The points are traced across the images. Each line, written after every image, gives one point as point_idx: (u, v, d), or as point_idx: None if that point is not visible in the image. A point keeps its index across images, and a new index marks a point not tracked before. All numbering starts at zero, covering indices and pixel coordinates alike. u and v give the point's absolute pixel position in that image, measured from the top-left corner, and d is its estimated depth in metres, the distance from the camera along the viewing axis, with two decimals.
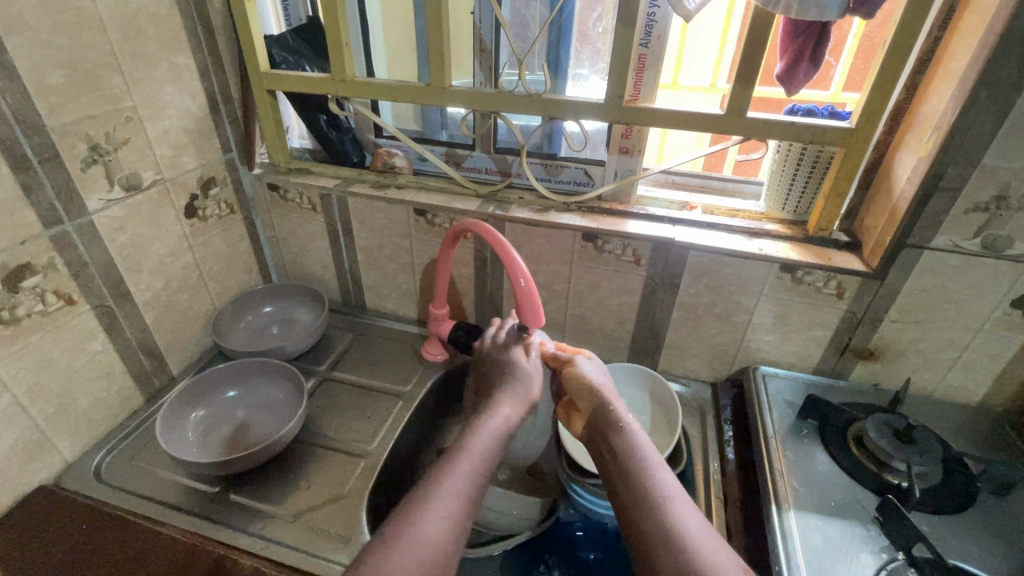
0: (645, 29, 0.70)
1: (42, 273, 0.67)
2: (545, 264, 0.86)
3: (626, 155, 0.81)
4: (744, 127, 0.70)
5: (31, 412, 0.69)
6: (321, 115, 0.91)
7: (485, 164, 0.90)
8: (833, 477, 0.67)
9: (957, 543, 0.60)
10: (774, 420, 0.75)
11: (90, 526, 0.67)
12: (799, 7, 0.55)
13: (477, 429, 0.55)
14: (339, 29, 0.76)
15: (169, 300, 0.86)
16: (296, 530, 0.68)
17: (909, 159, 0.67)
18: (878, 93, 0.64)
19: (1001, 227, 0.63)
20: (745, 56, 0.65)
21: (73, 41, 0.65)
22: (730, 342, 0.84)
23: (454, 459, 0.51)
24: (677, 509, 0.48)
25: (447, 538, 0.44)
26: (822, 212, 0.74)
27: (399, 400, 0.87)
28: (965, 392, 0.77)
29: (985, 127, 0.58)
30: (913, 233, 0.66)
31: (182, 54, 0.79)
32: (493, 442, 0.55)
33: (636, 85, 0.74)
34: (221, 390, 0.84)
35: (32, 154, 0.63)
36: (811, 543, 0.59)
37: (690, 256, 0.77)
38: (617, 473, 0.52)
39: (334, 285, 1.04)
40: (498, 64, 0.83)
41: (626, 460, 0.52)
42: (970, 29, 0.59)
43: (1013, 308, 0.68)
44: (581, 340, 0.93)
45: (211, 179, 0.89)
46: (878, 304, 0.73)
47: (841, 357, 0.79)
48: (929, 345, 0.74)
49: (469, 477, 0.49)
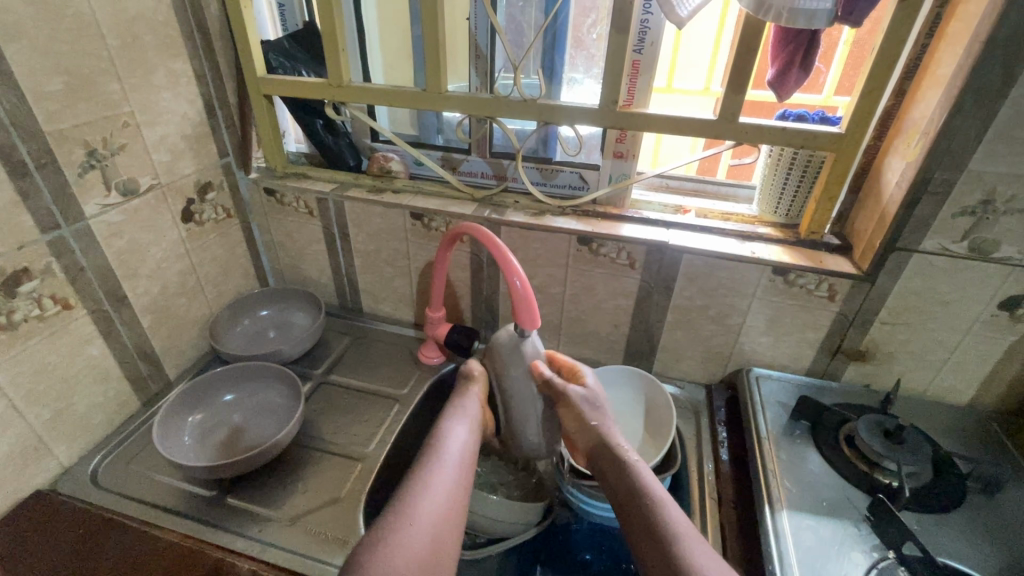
0: (639, 36, 0.71)
1: (38, 279, 0.67)
2: (540, 268, 0.87)
3: (621, 159, 0.82)
4: (736, 132, 0.71)
5: (27, 417, 0.69)
6: (318, 120, 0.91)
7: (481, 168, 0.91)
8: (825, 477, 0.68)
9: (947, 541, 0.61)
10: (767, 421, 0.76)
11: (88, 530, 0.67)
12: (789, 15, 0.56)
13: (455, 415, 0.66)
14: (335, 36, 0.77)
15: (166, 304, 0.86)
16: (293, 533, 0.68)
17: (897, 164, 0.68)
18: (867, 99, 0.65)
19: (987, 230, 0.64)
20: (736, 63, 0.66)
21: (71, 47, 0.65)
22: (724, 343, 0.85)
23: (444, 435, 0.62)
24: (682, 537, 0.51)
25: (448, 505, 0.54)
26: (814, 216, 0.75)
27: (395, 403, 0.88)
28: (956, 393, 0.78)
29: (971, 133, 0.59)
30: (901, 236, 0.67)
31: (179, 59, 0.80)
32: (470, 423, 0.66)
33: (630, 90, 0.75)
34: (217, 394, 0.85)
35: (29, 160, 0.63)
36: (803, 543, 0.60)
37: (684, 259, 0.78)
38: (628, 506, 0.55)
39: (331, 288, 1.05)
40: (494, 70, 0.83)
41: (632, 494, 0.56)
42: (955, 38, 0.60)
43: (1000, 309, 0.69)
44: (577, 343, 0.94)
45: (207, 184, 0.89)
46: (869, 306, 0.74)
47: (833, 359, 0.80)
48: (919, 347, 0.75)
49: (459, 448, 0.61)
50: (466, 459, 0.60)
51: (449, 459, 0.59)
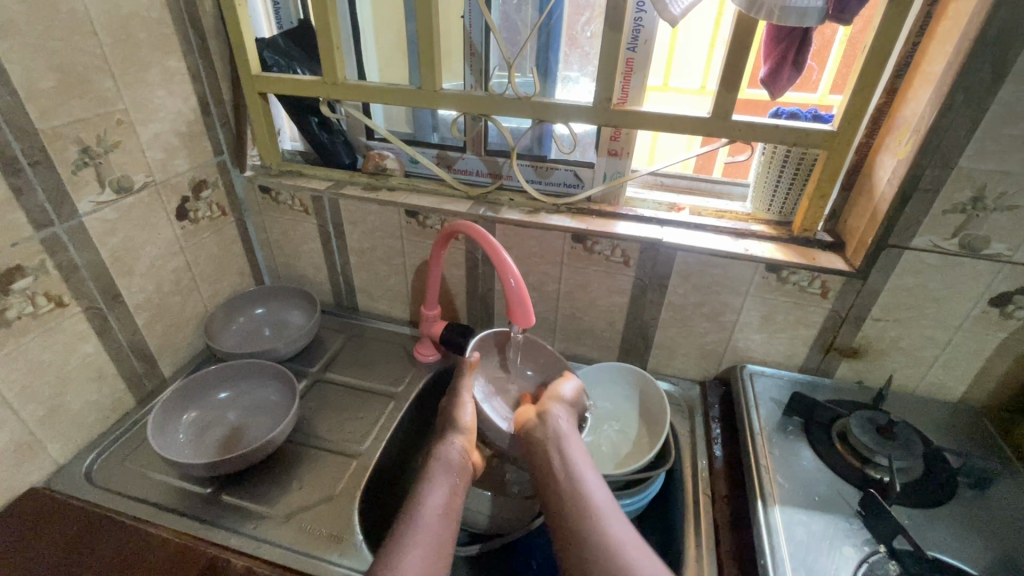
0: (633, 33, 0.71)
1: (32, 276, 0.67)
2: (535, 265, 0.87)
3: (615, 157, 0.82)
4: (730, 130, 0.71)
5: (21, 414, 0.69)
6: (313, 118, 0.91)
7: (475, 166, 0.91)
8: (817, 473, 0.68)
9: (936, 535, 0.61)
10: (761, 417, 0.76)
11: (82, 528, 0.67)
12: (781, 14, 0.56)
13: (434, 467, 0.62)
14: (330, 34, 0.77)
15: (161, 302, 0.86)
16: (288, 530, 0.68)
17: (889, 162, 0.68)
18: (858, 97, 0.65)
19: (977, 227, 0.65)
20: (729, 61, 0.67)
21: (65, 44, 0.65)
22: (718, 341, 0.85)
23: (423, 495, 0.58)
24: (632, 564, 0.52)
25: None
26: (807, 213, 0.76)
27: (391, 400, 0.88)
28: (947, 389, 0.79)
29: (961, 131, 0.60)
30: (893, 233, 0.68)
31: (174, 57, 0.80)
32: (451, 481, 0.60)
33: (624, 89, 0.75)
34: (212, 392, 0.85)
35: (24, 158, 0.63)
36: (794, 537, 0.61)
37: (677, 257, 0.79)
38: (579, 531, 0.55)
39: (326, 286, 1.05)
40: (488, 68, 0.83)
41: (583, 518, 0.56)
42: (945, 36, 0.61)
43: (990, 306, 0.70)
44: (572, 340, 0.94)
45: (202, 182, 0.89)
46: (860, 303, 0.74)
47: (826, 355, 0.81)
48: (910, 343, 0.76)
49: (438, 510, 0.57)
50: (444, 523, 0.56)
51: (430, 522, 0.55)
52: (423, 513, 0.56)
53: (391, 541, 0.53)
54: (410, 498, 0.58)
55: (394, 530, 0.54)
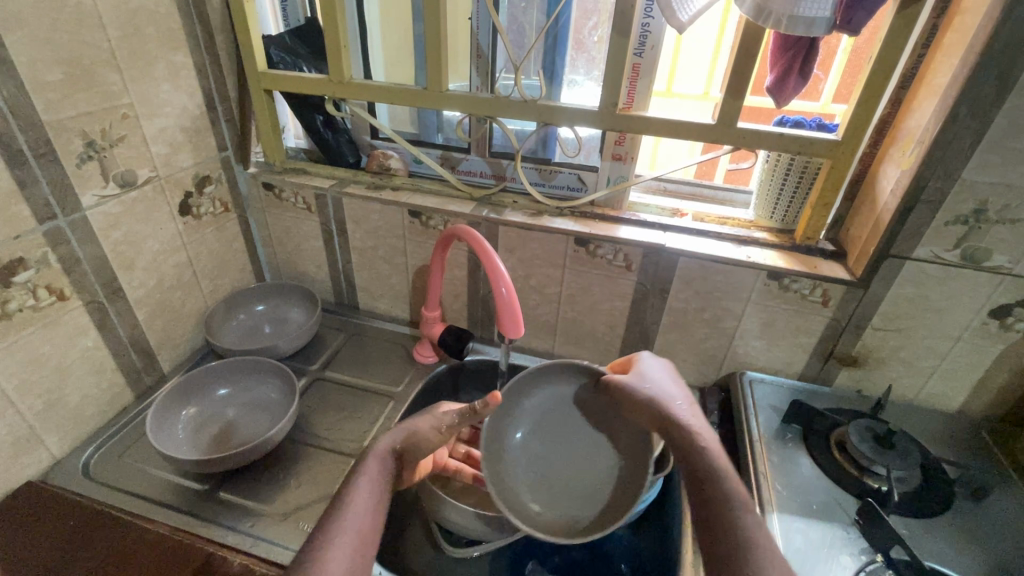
0: (640, 39, 0.72)
1: (34, 269, 0.67)
2: (536, 268, 0.87)
3: (619, 161, 0.82)
4: (734, 138, 0.71)
5: (19, 407, 0.69)
6: (318, 116, 0.91)
7: (480, 167, 0.91)
8: (815, 481, 0.69)
9: (933, 545, 0.62)
10: (760, 424, 0.76)
11: (78, 523, 0.66)
12: (789, 23, 0.56)
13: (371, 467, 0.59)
14: (338, 32, 0.77)
15: (161, 297, 0.86)
16: (285, 529, 0.68)
17: (892, 172, 0.68)
18: (863, 107, 0.65)
19: (979, 240, 0.65)
20: (736, 69, 0.67)
21: (71, 37, 0.65)
22: (718, 347, 0.85)
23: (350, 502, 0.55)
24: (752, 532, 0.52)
25: None
26: (810, 221, 0.76)
27: (390, 400, 0.88)
28: (945, 400, 0.79)
29: (965, 142, 0.60)
30: (894, 244, 0.68)
31: (180, 52, 0.80)
32: (378, 486, 0.58)
33: (630, 93, 0.75)
34: (210, 388, 0.84)
35: (28, 150, 0.63)
36: (792, 545, 0.61)
37: (679, 262, 0.79)
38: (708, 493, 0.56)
39: (327, 284, 1.04)
40: (495, 70, 0.84)
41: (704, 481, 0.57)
42: (951, 48, 0.61)
43: (990, 318, 0.70)
44: (572, 344, 0.94)
45: (205, 178, 0.89)
46: (861, 313, 0.75)
47: (826, 363, 0.81)
48: (910, 353, 0.76)
49: (360, 522, 0.54)
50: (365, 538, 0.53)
51: (355, 529, 0.53)
52: (348, 518, 0.54)
53: (310, 546, 0.52)
54: (337, 505, 0.55)
55: (313, 541, 0.52)
